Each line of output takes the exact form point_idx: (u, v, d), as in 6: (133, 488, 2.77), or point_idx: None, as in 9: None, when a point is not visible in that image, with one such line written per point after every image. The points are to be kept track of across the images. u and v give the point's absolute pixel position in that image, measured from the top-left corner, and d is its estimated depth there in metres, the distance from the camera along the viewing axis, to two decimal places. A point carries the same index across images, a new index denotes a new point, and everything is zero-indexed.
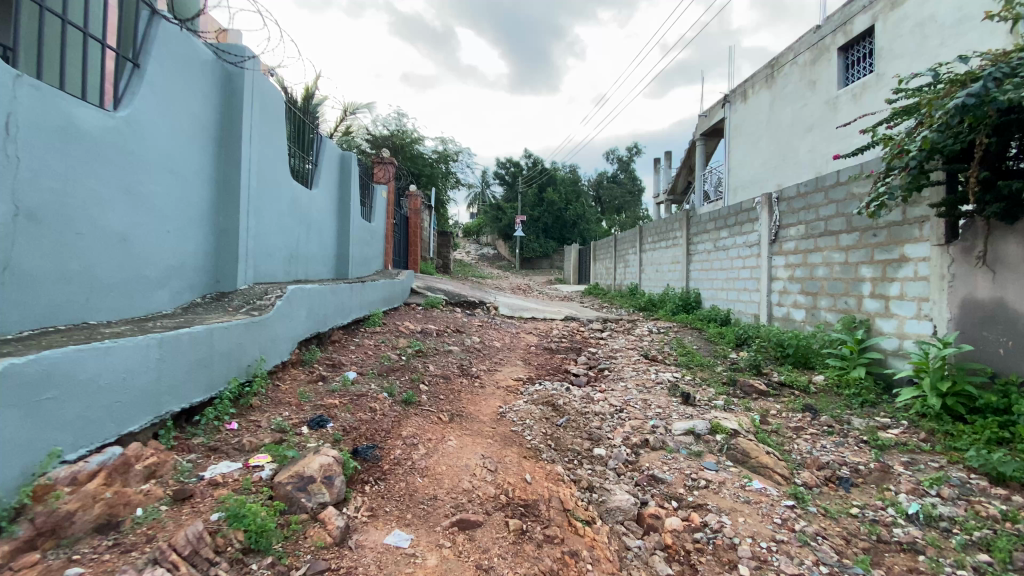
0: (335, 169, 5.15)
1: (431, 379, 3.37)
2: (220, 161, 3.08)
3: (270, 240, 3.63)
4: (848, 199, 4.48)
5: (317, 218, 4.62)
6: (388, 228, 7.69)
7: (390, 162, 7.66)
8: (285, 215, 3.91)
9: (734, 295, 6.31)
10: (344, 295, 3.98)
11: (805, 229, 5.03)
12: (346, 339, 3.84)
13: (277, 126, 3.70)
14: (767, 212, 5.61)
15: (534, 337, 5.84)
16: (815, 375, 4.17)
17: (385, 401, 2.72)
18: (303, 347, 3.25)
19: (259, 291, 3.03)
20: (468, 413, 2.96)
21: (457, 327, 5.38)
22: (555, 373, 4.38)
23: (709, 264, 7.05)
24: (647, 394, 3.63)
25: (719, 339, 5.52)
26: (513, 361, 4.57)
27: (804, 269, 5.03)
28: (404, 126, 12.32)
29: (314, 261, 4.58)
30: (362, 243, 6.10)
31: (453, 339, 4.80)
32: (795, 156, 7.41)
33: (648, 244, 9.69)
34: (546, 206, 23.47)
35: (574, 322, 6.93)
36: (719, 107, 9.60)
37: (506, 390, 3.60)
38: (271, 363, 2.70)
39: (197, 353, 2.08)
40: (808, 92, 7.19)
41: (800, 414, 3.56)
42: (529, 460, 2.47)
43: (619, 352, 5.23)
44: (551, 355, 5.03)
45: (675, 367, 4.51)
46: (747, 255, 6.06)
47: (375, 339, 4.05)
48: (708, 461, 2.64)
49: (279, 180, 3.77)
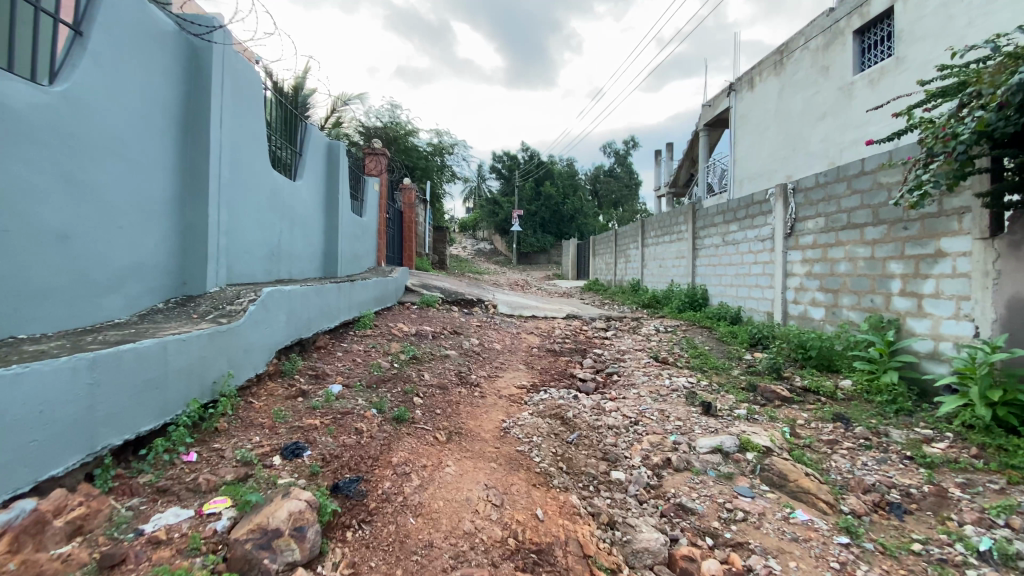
0: (322, 160, 4.79)
1: (426, 389, 3.04)
2: (186, 147, 2.73)
3: (246, 237, 3.28)
4: (875, 189, 4.16)
5: (302, 212, 4.26)
6: (381, 223, 7.33)
7: (383, 153, 7.28)
8: (265, 208, 3.55)
9: (745, 292, 5.98)
10: (330, 296, 3.64)
11: (825, 221, 4.70)
12: (333, 345, 3.51)
13: (254, 109, 3.34)
14: (781, 203, 5.29)
15: (535, 337, 5.51)
16: (841, 380, 3.85)
17: (374, 420, 2.38)
18: (282, 356, 2.91)
19: (230, 294, 2.68)
20: (468, 430, 2.63)
21: (455, 328, 5.04)
22: (561, 378, 4.05)
23: (717, 259, 6.73)
24: (663, 403, 3.30)
25: (732, 339, 5.20)
26: (515, 366, 4.24)
27: (823, 264, 4.72)
28: (397, 118, 11.94)
29: (299, 258, 4.23)
30: (352, 239, 5.75)
31: (450, 342, 4.45)
32: (807, 146, 7.10)
33: (650, 238, 9.36)
34: (543, 200, 23.10)
35: (576, 321, 6.59)
36: (724, 96, 9.25)
37: (509, 401, 3.26)
38: (241, 377, 2.36)
39: (142, 375, 1.74)
40: (820, 78, 6.87)
41: (832, 425, 3.24)
42: (540, 489, 2.15)
43: (627, 353, 4.90)
44: (555, 358, 4.70)
45: (688, 371, 4.19)
46: (759, 250, 5.74)
47: (365, 344, 3.71)
48: (740, 485, 2.32)
49: (258, 170, 3.42)
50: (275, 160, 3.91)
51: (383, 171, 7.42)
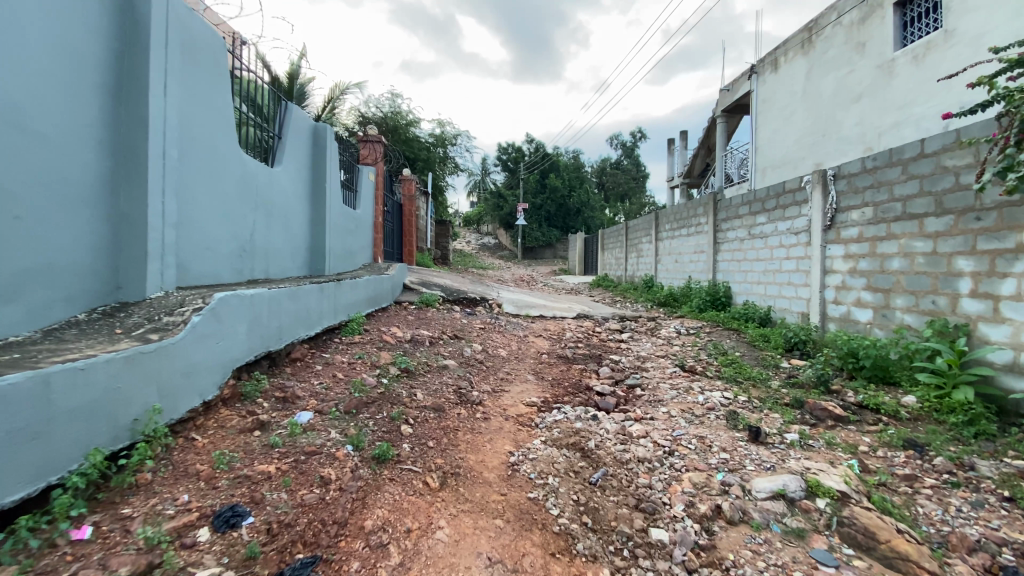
0: (307, 144, 4.27)
1: (418, 412, 2.52)
2: (120, 120, 2.22)
3: (206, 230, 2.78)
4: (938, 174, 3.61)
5: (281, 203, 3.76)
6: (377, 216, 6.80)
7: (377, 139, 6.67)
8: (232, 198, 3.04)
9: (776, 289, 5.44)
10: (310, 299, 3.13)
11: (874, 211, 4.15)
12: (312, 357, 3.01)
13: (215, 80, 2.82)
14: (820, 192, 4.73)
15: (545, 341, 4.98)
16: (903, 396, 3.31)
17: (347, 463, 1.88)
18: (243, 375, 2.40)
19: (174, 300, 2.17)
20: (467, 469, 2.11)
21: (456, 332, 4.51)
22: (576, 391, 3.53)
23: (742, 254, 6.17)
24: (701, 427, 2.77)
25: (765, 344, 4.67)
26: (523, 377, 3.71)
27: (870, 260, 4.17)
28: (398, 107, 11.41)
29: (278, 255, 3.73)
30: (344, 233, 5.23)
31: (449, 348, 3.93)
32: (840, 131, 6.52)
33: (665, 231, 8.80)
34: (549, 193, 22.50)
35: (588, 322, 6.06)
36: (744, 80, 8.65)
37: (517, 424, 2.74)
38: (178, 410, 1.86)
39: (9, 425, 1.24)
40: (854, 56, 6.27)
41: (904, 455, 2.70)
42: (559, 561, 1.64)
43: (648, 360, 4.38)
44: (567, 366, 4.17)
45: (722, 383, 3.66)
46: (792, 244, 5.19)
47: (350, 354, 3.20)
48: (817, 548, 1.80)
49: (221, 151, 2.91)
50: (249, 142, 3.40)
51: (378, 160, 6.88)
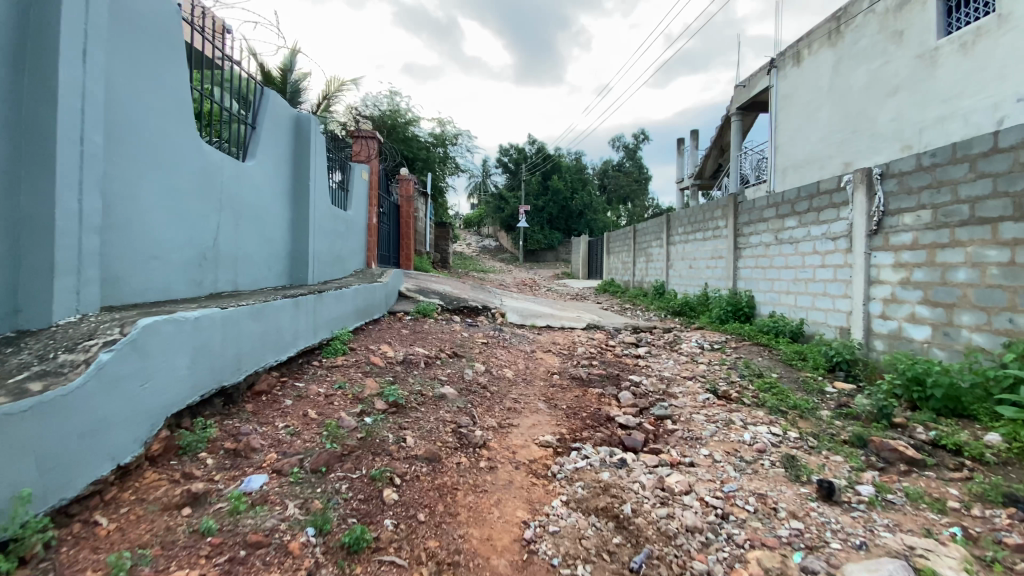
0: (288, 135, 3.75)
1: (408, 466, 2.00)
2: (23, 94, 1.72)
3: (147, 233, 2.27)
4: (1018, 172, 3.13)
5: (254, 202, 3.25)
6: (372, 218, 6.30)
7: (372, 135, 6.13)
8: (184, 194, 2.53)
9: (808, 300, 4.91)
10: (280, 317, 2.62)
11: (932, 215, 3.65)
12: (282, 389, 2.49)
13: (161, 49, 2.31)
14: (864, 192, 4.22)
15: (554, 358, 4.46)
16: (984, 433, 2.77)
17: (304, 562, 1.38)
18: (185, 421, 1.88)
19: (87, 328, 1.65)
20: (469, 555, 1.61)
21: (454, 349, 3.98)
22: (595, 424, 3.01)
23: (768, 260, 5.64)
24: (757, 480, 2.25)
25: (802, 363, 4.15)
26: (534, 405, 3.20)
27: (927, 270, 3.66)
28: (394, 105, 10.91)
29: (249, 261, 3.21)
30: (332, 237, 4.73)
31: (447, 370, 3.40)
32: (872, 127, 6.03)
33: (678, 235, 8.28)
34: (551, 195, 21.99)
35: (600, 335, 5.54)
36: (762, 74, 8.14)
37: (530, 476, 2.22)
38: (70, 487, 1.35)
39: None
40: (890, 46, 5.77)
41: (1008, 516, 2.14)
42: None
43: (672, 382, 3.86)
44: (582, 389, 3.64)
45: (765, 415, 3.15)
46: (828, 250, 4.66)
47: (329, 383, 2.69)
48: None
49: (169, 137, 2.41)
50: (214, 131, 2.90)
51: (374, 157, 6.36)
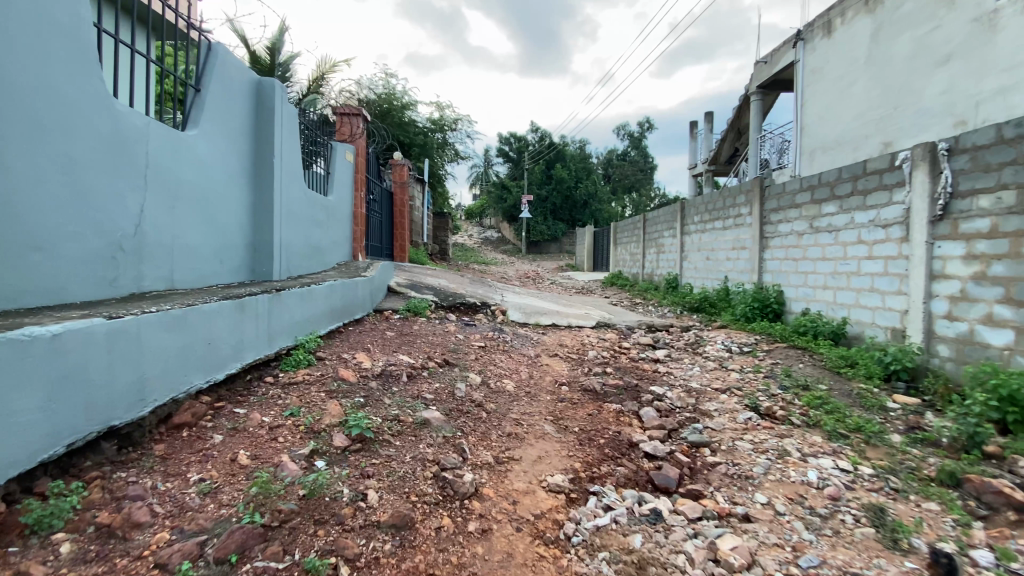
0: (245, 103, 3.15)
1: (367, 545, 1.43)
2: None
3: (22, 216, 1.69)
4: None
5: (198, 178, 2.67)
6: (359, 204, 5.70)
7: (358, 112, 5.51)
8: (82, 166, 1.94)
9: (851, 297, 4.31)
10: (214, 324, 2.04)
11: (1018, 196, 3.03)
12: (214, 420, 1.93)
13: None
14: (925, 171, 3.61)
15: (562, 363, 3.87)
16: None
17: None
18: (38, 487, 1.31)
19: None
20: None
21: (445, 354, 3.38)
22: (616, 453, 2.42)
23: (800, 251, 5.03)
24: (840, 549, 1.68)
25: (852, 371, 3.57)
26: (539, 427, 2.61)
27: (1009, 263, 3.05)
28: (391, 87, 10.29)
29: (191, 252, 2.63)
30: (308, 225, 4.12)
31: (435, 383, 2.81)
32: (918, 102, 5.38)
33: (693, 224, 7.66)
34: (554, 184, 21.31)
35: (612, 335, 4.95)
36: (787, 48, 7.46)
37: (535, 544, 1.63)
38: None
39: None
40: (940, 8, 5.10)
41: None
42: None
43: (702, 394, 3.27)
44: (597, 404, 3.04)
45: (824, 441, 2.56)
46: (878, 239, 4.05)
47: (279, 409, 2.11)
48: None
49: (54, 88, 1.82)
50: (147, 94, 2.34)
51: (361, 136, 5.74)
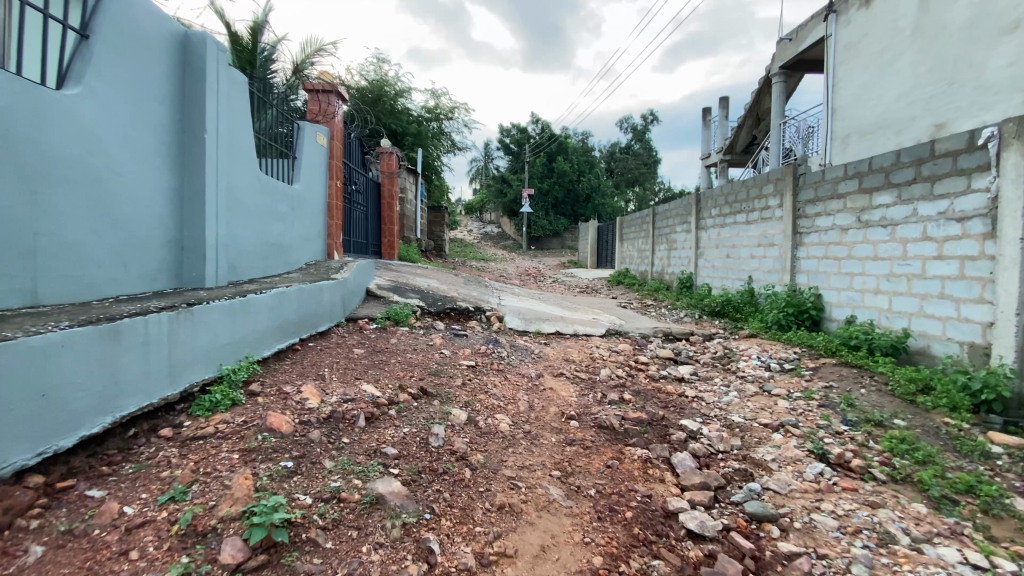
0: (163, 61, 2.45)
1: None
2: None
3: None
4: None
5: (80, 154, 1.97)
6: (336, 195, 5.00)
7: (332, 89, 4.79)
8: None
9: (911, 304, 3.63)
10: (52, 366, 1.35)
11: None
12: (42, 518, 1.26)
13: None
14: (1019, 151, 2.88)
15: (568, 386, 3.18)
16: None
17: None
18: None
19: None
20: None
21: (423, 381, 2.68)
22: (648, 533, 1.74)
23: (845, 249, 4.32)
24: None
25: (927, 399, 2.88)
26: (540, 490, 1.92)
27: None
28: (382, 71, 9.53)
29: (71, 254, 1.95)
30: (264, 218, 3.43)
31: (404, 428, 2.11)
32: (977, 77, 4.65)
33: (710, 218, 6.97)
34: (557, 178, 20.52)
35: (625, 346, 4.25)
36: (815, 23, 6.73)
37: None
38: None
39: None
40: None
41: None
42: None
43: (748, 432, 2.58)
44: (616, 449, 2.35)
45: (932, 514, 1.87)
46: (951, 235, 3.33)
47: (156, 490, 1.43)
48: None
49: None
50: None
51: (338, 117, 5.03)
